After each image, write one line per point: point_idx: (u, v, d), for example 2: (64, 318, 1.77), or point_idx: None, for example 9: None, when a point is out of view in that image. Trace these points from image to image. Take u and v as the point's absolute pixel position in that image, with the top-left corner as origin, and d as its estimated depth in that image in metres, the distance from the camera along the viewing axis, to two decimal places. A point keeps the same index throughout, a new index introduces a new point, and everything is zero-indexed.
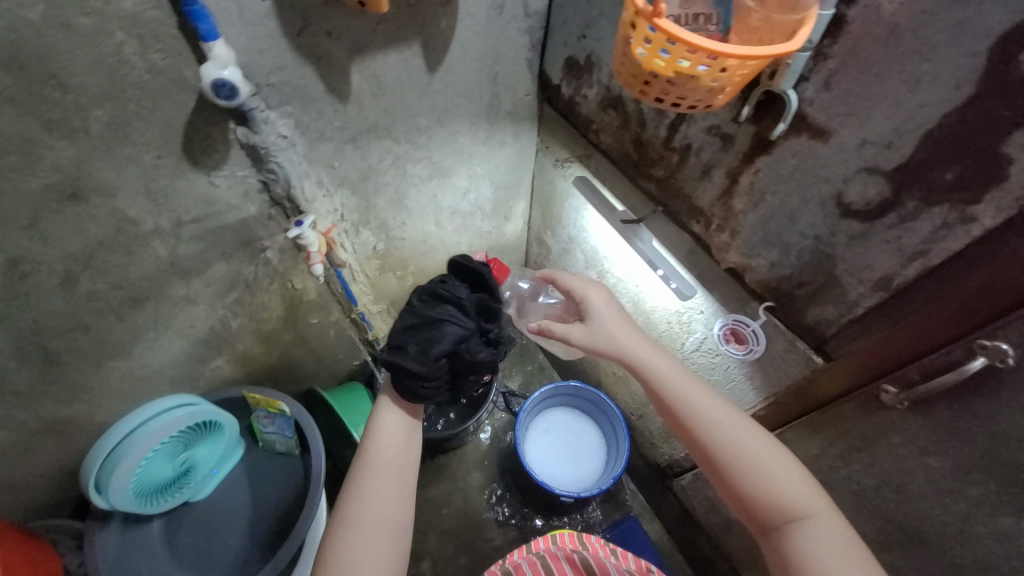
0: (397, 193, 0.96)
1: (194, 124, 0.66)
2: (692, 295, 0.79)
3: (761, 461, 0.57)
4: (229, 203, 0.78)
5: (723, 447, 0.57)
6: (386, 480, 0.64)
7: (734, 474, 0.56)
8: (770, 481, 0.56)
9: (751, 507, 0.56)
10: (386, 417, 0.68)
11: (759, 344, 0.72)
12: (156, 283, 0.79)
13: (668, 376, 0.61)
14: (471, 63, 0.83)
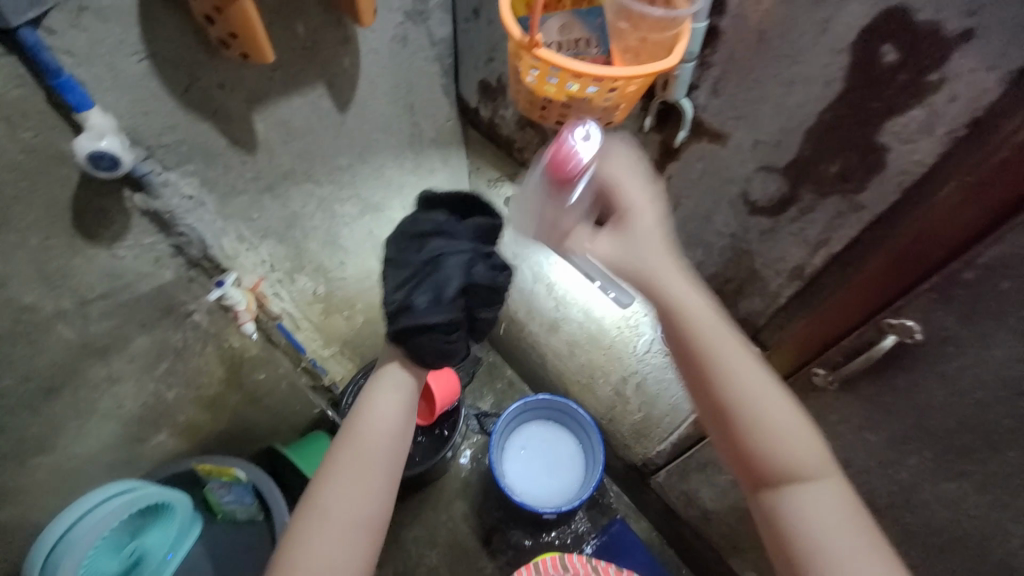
0: (328, 235, 0.92)
1: (84, 197, 0.62)
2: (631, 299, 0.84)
3: (775, 420, 0.46)
4: (139, 273, 0.73)
5: (740, 402, 0.46)
6: (373, 464, 0.52)
7: (738, 431, 0.46)
8: (782, 444, 0.46)
9: (753, 466, 0.47)
10: (383, 397, 0.55)
11: None
12: (70, 368, 0.73)
13: (689, 315, 0.48)
14: (384, 95, 0.82)
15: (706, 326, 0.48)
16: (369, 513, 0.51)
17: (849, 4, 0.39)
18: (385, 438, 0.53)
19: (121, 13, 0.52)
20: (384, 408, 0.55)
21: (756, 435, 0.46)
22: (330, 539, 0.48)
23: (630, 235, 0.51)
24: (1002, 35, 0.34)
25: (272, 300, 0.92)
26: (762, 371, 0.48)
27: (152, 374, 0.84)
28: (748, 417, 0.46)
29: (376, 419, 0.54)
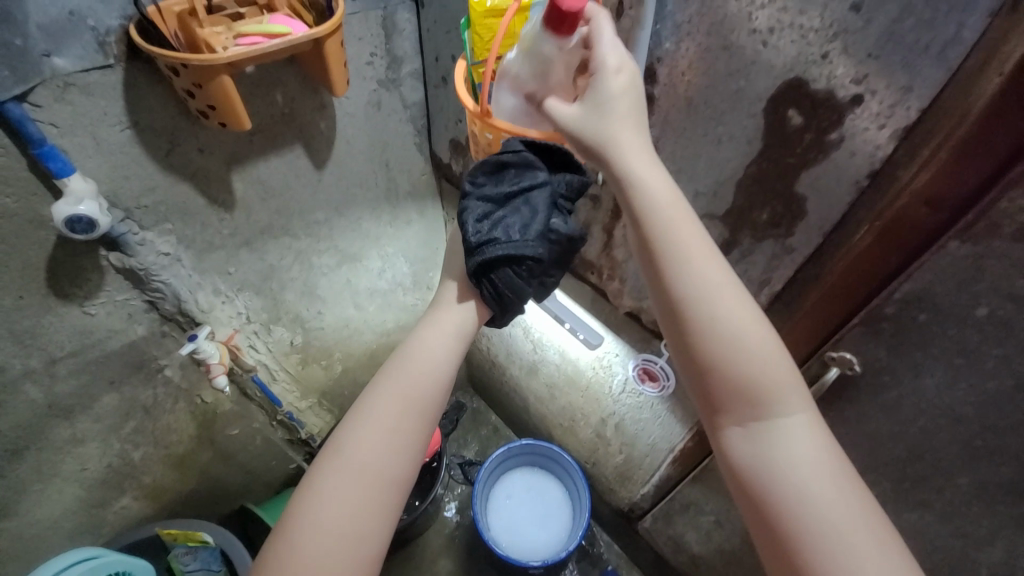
0: (306, 286, 0.94)
1: (59, 258, 0.63)
2: (600, 341, 0.87)
3: (752, 346, 0.41)
4: (111, 329, 0.73)
5: (703, 314, 0.41)
6: (402, 415, 0.45)
7: (701, 346, 0.42)
8: (757, 371, 0.41)
9: (719, 390, 0.42)
10: (426, 340, 0.48)
11: (669, 379, 0.80)
12: (34, 429, 0.72)
13: (653, 212, 0.43)
14: (359, 154, 0.87)
15: (679, 229, 0.43)
16: (398, 457, 0.44)
17: (759, 74, 0.45)
18: (422, 388, 0.46)
19: (106, 88, 0.56)
20: (434, 347, 0.48)
21: (728, 357, 0.41)
22: (336, 481, 0.42)
23: (597, 103, 0.44)
24: (887, 98, 0.40)
25: (247, 352, 0.91)
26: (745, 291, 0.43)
27: (119, 434, 0.82)
28: (723, 341, 0.41)
29: (427, 358, 0.47)
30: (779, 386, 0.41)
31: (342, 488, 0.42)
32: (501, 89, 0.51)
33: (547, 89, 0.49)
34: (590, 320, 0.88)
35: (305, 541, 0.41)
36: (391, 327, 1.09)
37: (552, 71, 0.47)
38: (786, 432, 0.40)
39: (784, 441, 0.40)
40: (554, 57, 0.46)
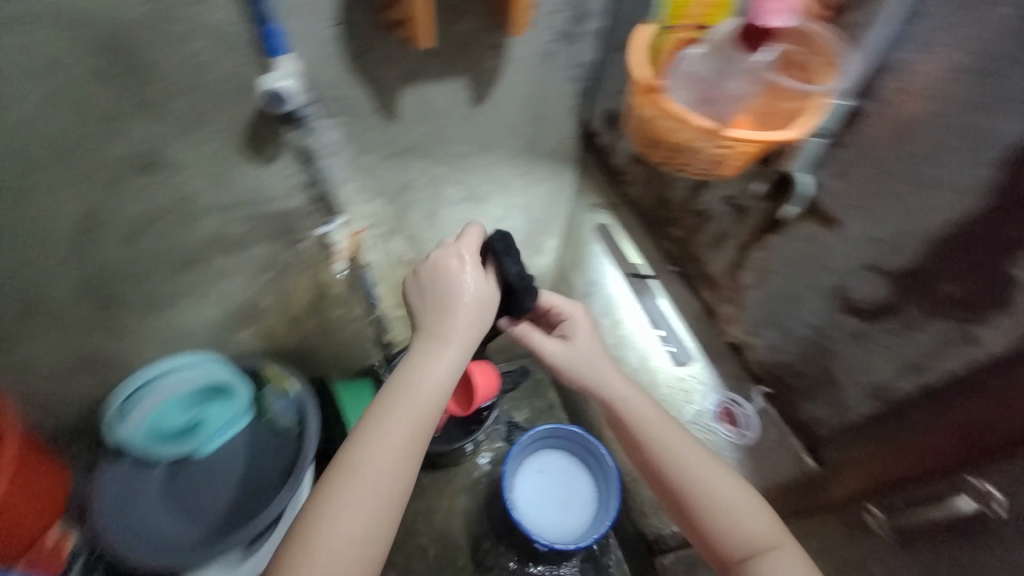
0: (429, 211, 1.02)
1: (256, 121, 0.75)
2: (688, 361, 0.84)
3: (720, 502, 0.64)
4: (275, 193, 0.86)
5: (700, 491, 0.64)
6: (406, 440, 0.58)
7: (695, 512, 0.64)
8: (738, 526, 0.62)
9: (716, 541, 0.64)
10: (425, 374, 0.61)
11: (751, 431, 0.75)
12: (204, 251, 0.91)
13: (644, 415, 0.69)
14: (517, 100, 0.88)
15: (663, 431, 0.68)
16: (417, 446, 0.59)
17: (1006, 120, 0.41)
18: (421, 414, 0.60)
19: None
20: (440, 359, 0.63)
21: (708, 514, 0.64)
22: (365, 502, 0.55)
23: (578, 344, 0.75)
24: None
25: (366, 250, 1.02)
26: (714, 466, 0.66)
27: (259, 278, 1.01)
28: (691, 489, 0.64)
29: (431, 391, 0.61)
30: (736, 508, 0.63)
31: (372, 474, 0.55)
32: (678, 85, 0.53)
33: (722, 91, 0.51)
34: (687, 337, 0.84)
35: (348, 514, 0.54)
36: None
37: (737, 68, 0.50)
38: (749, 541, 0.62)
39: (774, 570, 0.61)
40: (738, 64, 0.50)
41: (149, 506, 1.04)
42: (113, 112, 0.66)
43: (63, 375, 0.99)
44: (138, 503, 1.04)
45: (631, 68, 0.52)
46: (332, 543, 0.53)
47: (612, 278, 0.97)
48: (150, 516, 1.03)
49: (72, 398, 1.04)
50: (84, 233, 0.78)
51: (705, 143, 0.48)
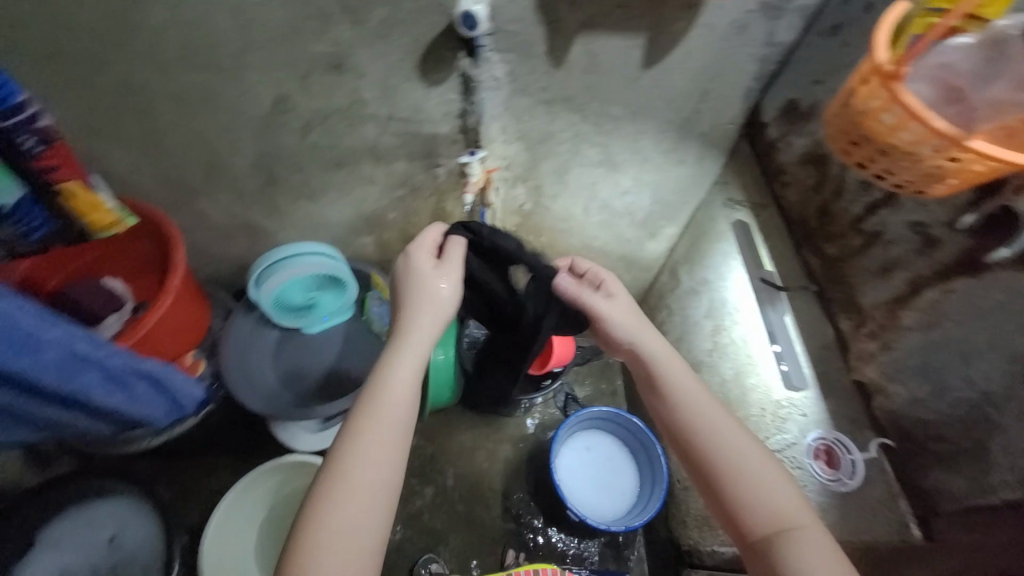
0: (561, 166, 1.01)
1: (436, 43, 0.78)
2: (800, 387, 0.84)
3: (744, 468, 0.67)
4: (431, 116, 0.91)
5: (720, 451, 0.69)
6: (387, 433, 0.67)
7: (720, 481, 0.68)
8: (759, 492, 0.66)
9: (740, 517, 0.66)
10: (399, 369, 0.71)
11: (852, 479, 0.77)
12: (356, 156, 1.00)
13: (668, 368, 0.75)
14: (689, 71, 0.82)
15: (688, 390, 0.73)
16: (395, 438, 0.67)
17: None
18: (394, 408, 0.69)
19: None
20: (420, 339, 0.73)
21: (731, 483, 0.67)
22: (353, 497, 0.62)
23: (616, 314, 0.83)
24: None
25: (494, 191, 1.06)
26: (730, 428, 0.70)
27: (393, 193, 1.10)
28: (714, 450, 0.69)
29: (396, 389, 0.69)
30: (759, 472, 0.67)
31: (372, 448, 0.65)
32: (914, 84, 0.53)
33: (977, 97, 0.50)
34: (805, 361, 0.86)
35: (358, 497, 0.63)
36: (595, 244, 1.24)
37: (1007, 78, 0.48)
38: (770, 506, 0.65)
39: (799, 545, 0.62)
40: (1013, 71, 0.48)
41: (261, 358, 1.22)
42: (322, 10, 0.73)
43: (225, 232, 1.17)
44: (252, 353, 1.21)
45: (872, 51, 0.50)
46: (332, 530, 0.60)
47: (738, 286, 0.95)
48: (260, 366, 1.22)
49: (227, 252, 1.24)
50: (271, 115, 0.89)
51: (931, 149, 0.49)
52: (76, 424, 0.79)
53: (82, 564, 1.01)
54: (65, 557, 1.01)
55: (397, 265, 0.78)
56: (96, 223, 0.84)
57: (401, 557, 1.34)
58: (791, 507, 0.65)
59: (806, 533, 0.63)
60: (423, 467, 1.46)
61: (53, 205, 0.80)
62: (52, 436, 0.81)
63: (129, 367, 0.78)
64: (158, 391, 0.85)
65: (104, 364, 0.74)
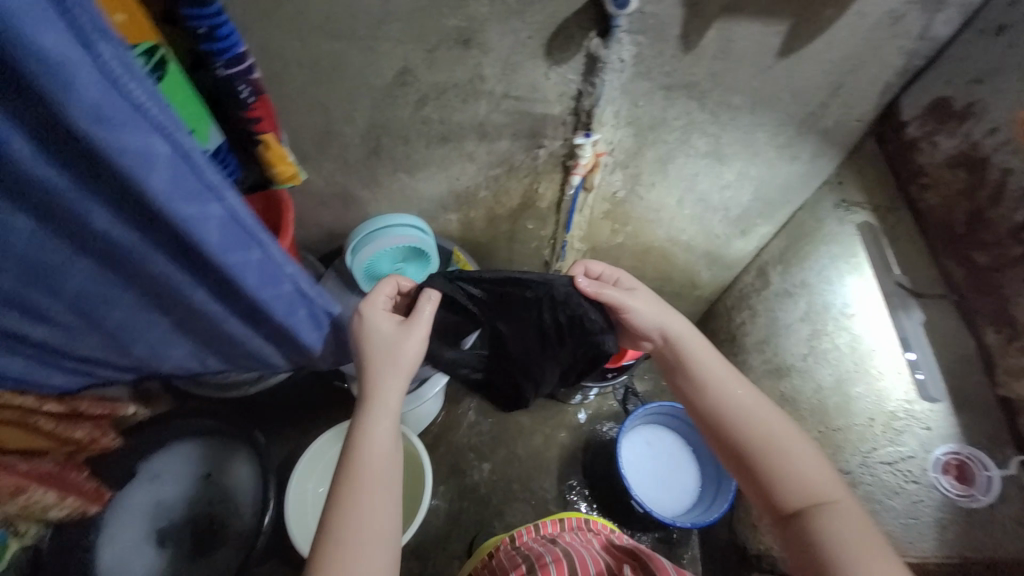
0: (666, 155, 1.00)
1: (569, 22, 0.78)
2: (935, 396, 0.83)
3: (772, 441, 0.67)
4: (546, 96, 0.91)
5: (748, 421, 0.69)
6: (377, 492, 0.65)
7: (753, 456, 0.67)
8: (794, 462, 0.66)
9: (780, 495, 0.65)
10: (377, 428, 0.69)
11: (986, 495, 0.77)
12: (461, 133, 1.01)
13: (685, 341, 0.76)
14: (825, 62, 0.80)
15: (706, 362, 0.75)
16: (383, 490, 0.65)
17: None
18: (376, 465, 0.67)
19: None
20: (393, 387, 0.72)
21: (763, 456, 0.67)
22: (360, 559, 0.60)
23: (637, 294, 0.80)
24: None
25: (598, 174, 1.06)
26: (750, 399, 0.71)
27: (489, 172, 1.11)
28: (737, 420, 0.70)
29: (376, 449, 0.68)
30: (784, 445, 0.67)
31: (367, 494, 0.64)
32: None
33: None
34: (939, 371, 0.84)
35: (360, 549, 0.60)
36: (681, 238, 1.22)
37: None
38: (801, 483, 0.64)
39: (837, 518, 0.61)
40: None
41: None
42: None
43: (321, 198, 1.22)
44: None
45: None
46: None
47: (862, 290, 0.95)
48: None
49: (319, 218, 1.29)
50: (391, 88, 0.91)
51: None
52: (270, 351, 0.82)
53: (183, 496, 1.08)
54: (162, 487, 1.08)
55: (354, 326, 0.77)
56: (281, 174, 0.77)
57: (458, 527, 1.39)
58: (825, 483, 0.64)
59: (841, 506, 0.63)
60: (483, 444, 1.48)
61: (244, 151, 0.75)
62: (246, 361, 0.85)
63: (327, 311, 0.76)
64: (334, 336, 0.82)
65: (310, 307, 0.73)
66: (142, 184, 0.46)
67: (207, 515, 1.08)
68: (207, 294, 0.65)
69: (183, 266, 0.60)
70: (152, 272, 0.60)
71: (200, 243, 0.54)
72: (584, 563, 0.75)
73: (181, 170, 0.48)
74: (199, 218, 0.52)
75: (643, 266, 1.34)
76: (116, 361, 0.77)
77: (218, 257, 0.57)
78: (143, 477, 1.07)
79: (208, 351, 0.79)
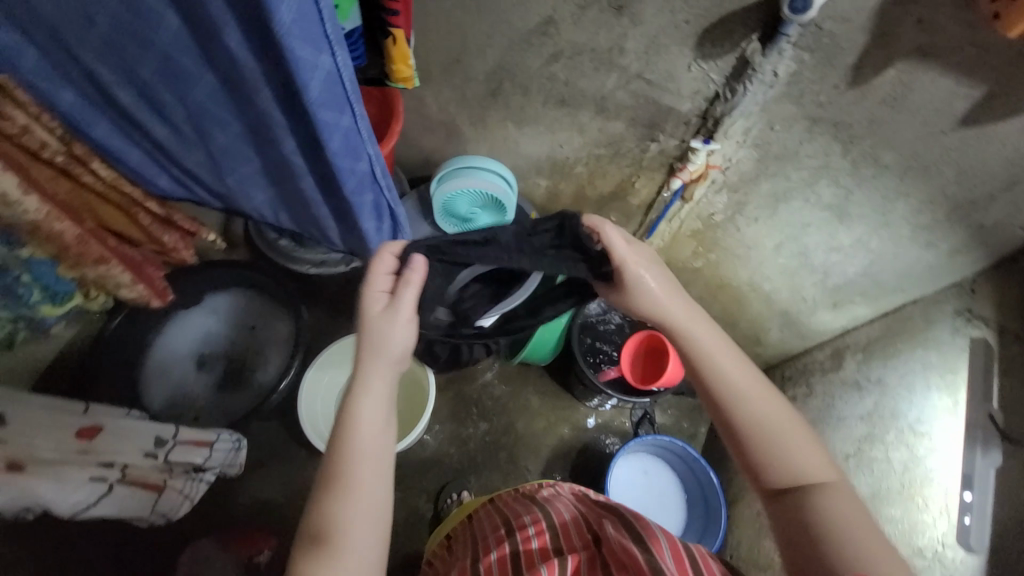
0: (782, 192, 0.92)
1: (734, 16, 0.73)
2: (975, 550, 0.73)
3: (765, 420, 0.59)
4: (680, 89, 0.86)
5: (738, 398, 0.60)
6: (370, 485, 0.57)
7: (742, 437, 0.60)
8: (786, 447, 0.58)
9: (770, 476, 0.58)
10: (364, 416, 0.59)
11: None
12: (579, 102, 0.96)
13: (675, 306, 0.65)
14: (1013, 150, 0.68)
15: (695, 327, 0.65)
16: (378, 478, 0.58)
17: None
18: (370, 458, 0.58)
19: None
20: (383, 375, 0.62)
21: (753, 434, 0.59)
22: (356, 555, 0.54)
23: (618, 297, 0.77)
24: None
25: (703, 187, 1.00)
26: (742, 368, 0.62)
27: (593, 150, 1.06)
28: (726, 396, 0.61)
29: (371, 435, 0.59)
30: (775, 425, 0.59)
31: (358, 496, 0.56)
32: None
33: None
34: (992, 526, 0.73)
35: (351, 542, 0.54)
36: (763, 286, 1.13)
37: None
38: (799, 465, 0.57)
39: (840, 504, 0.55)
40: None
41: None
42: None
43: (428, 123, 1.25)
44: None
45: None
46: None
47: (946, 414, 0.83)
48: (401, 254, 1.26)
49: None
50: (530, 31, 0.86)
51: None
52: (332, 231, 0.73)
53: (229, 336, 1.21)
54: (217, 321, 1.21)
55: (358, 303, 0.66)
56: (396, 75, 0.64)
57: (436, 468, 1.44)
58: (820, 464, 0.58)
59: (838, 484, 0.57)
60: (488, 405, 1.50)
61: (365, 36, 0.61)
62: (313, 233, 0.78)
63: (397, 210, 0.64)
64: (391, 238, 0.71)
65: (382, 199, 0.60)
66: (265, 7, 0.38)
67: (241, 359, 1.20)
68: (297, 150, 0.56)
69: (286, 114, 0.51)
70: (255, 108, 0.52)
71: (299, 92, 0.45)
72: (567, 531, 0.68)
73: (309, 6, 0.39)
74: (310, 66, 0.42)
75: (712, 300, 1.25)
76: (205, 182, 0.70)
77: (311, 114, 0.47)
78: (205, 308, 1.20)
79: (283, 207, 0.71)
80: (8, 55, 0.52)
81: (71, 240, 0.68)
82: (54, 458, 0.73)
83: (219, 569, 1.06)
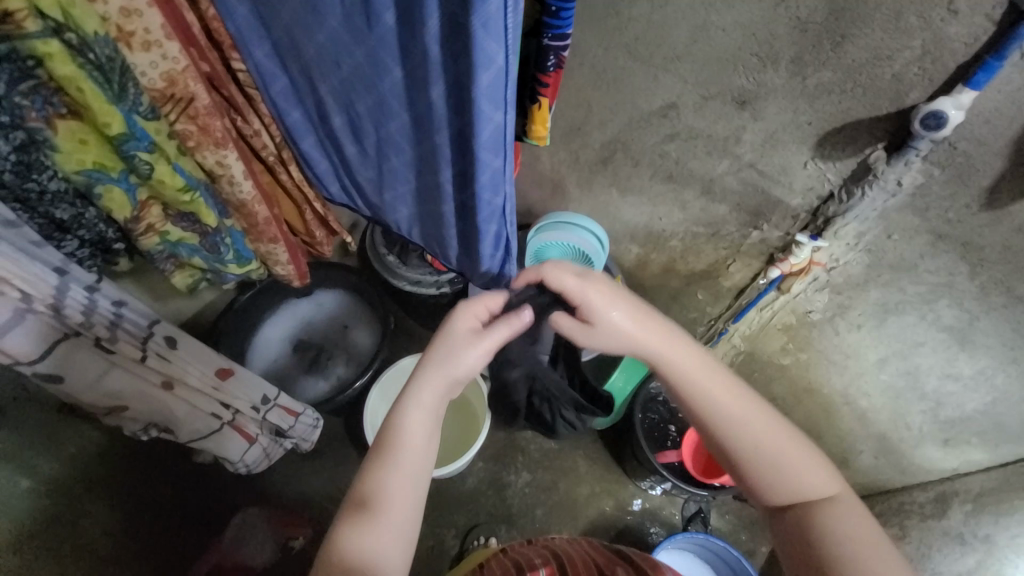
0: (892, 303, 0.88)
1: (860, 124, 0.75)
2: None
3: (759, 441, 0.59)
4: (794, 183, 0.88)
5: (727, 425, 0.60)
6: (409, 480, 0.61)
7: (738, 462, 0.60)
8: (781, 468, 0.59)
9: (774, 497, 0.59)
10: (416, 415, 0.64)
11: None
12: (686, 182, 1.01)
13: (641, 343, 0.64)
14: None
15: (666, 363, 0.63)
16: (416, 478, 0.62)
17: None
18: (415, 455, 0.62)
19: None
20: (434, 386, 0.65)
21: (748, 459, 0.60)
22: (390, 536, 0.59)
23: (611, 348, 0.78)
24: None
25: (802, 282, 0.97)
26: (720, 390, 0.61)
27: (692, 229, 1.09)
28: (717, 425, 0.61)
29: (418, 434, 0.63)
30: (770, 445, 0.59)
31: (399, 468, 0.61)
32: None
33: None
34: None
35: (387, 523, 0.59)
36: (857, 399, 1.05)
37: None
38: (796, 477, 0.58)
39: (842, 518, 0.56)
40: None
41: None
42: (775, 51, 0.74)
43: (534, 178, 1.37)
44: None
45: None
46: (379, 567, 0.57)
47: None
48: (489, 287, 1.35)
49: None
50: (650, 114, 0.93)
51: None
52: (450, 250, 0.81)
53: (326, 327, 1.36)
54: (319, 313, 1.36)
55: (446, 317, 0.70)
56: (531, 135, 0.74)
57: (472, 505, 1.42)
58: (820, 479, 0.59)
59: (840, 499, 0.58)
60: (535, 456, 1.48)
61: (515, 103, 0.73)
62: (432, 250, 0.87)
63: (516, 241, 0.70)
64: (499, 267, 0.76)
65: (503, 230, 0.67)
66: (473, 75, 0.48)
67: (329, 351, 1.34)
68: (451, 180, 0.65)
69: (452, 150, 0.61)
70: (431, 143, 0.62)
71: (472, 135, 0.54)
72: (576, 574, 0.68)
73: (500, 80, 0.48)
74: (487, 118, 0.51)
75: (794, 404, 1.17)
76: (364, 195, 0.83)
77: (475, 152, 0.56)
78: (313, 300, 1.36)
79: (419, 225, 0.81)
80: (265, 77, 0.68)
81: (261, 221, 0.78)
82: (195, 387, 0.87)
83: (262, 539, 1.14)
